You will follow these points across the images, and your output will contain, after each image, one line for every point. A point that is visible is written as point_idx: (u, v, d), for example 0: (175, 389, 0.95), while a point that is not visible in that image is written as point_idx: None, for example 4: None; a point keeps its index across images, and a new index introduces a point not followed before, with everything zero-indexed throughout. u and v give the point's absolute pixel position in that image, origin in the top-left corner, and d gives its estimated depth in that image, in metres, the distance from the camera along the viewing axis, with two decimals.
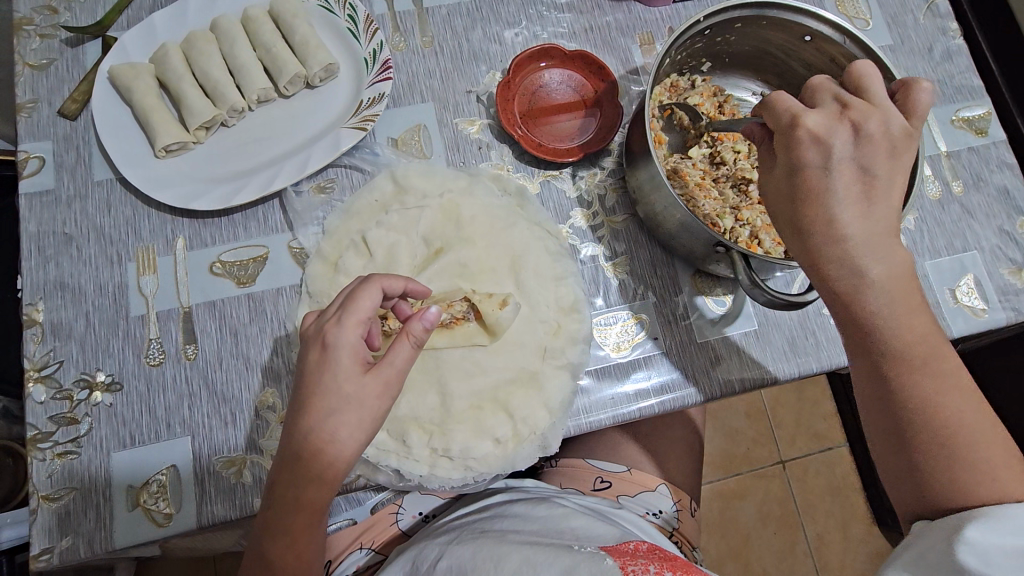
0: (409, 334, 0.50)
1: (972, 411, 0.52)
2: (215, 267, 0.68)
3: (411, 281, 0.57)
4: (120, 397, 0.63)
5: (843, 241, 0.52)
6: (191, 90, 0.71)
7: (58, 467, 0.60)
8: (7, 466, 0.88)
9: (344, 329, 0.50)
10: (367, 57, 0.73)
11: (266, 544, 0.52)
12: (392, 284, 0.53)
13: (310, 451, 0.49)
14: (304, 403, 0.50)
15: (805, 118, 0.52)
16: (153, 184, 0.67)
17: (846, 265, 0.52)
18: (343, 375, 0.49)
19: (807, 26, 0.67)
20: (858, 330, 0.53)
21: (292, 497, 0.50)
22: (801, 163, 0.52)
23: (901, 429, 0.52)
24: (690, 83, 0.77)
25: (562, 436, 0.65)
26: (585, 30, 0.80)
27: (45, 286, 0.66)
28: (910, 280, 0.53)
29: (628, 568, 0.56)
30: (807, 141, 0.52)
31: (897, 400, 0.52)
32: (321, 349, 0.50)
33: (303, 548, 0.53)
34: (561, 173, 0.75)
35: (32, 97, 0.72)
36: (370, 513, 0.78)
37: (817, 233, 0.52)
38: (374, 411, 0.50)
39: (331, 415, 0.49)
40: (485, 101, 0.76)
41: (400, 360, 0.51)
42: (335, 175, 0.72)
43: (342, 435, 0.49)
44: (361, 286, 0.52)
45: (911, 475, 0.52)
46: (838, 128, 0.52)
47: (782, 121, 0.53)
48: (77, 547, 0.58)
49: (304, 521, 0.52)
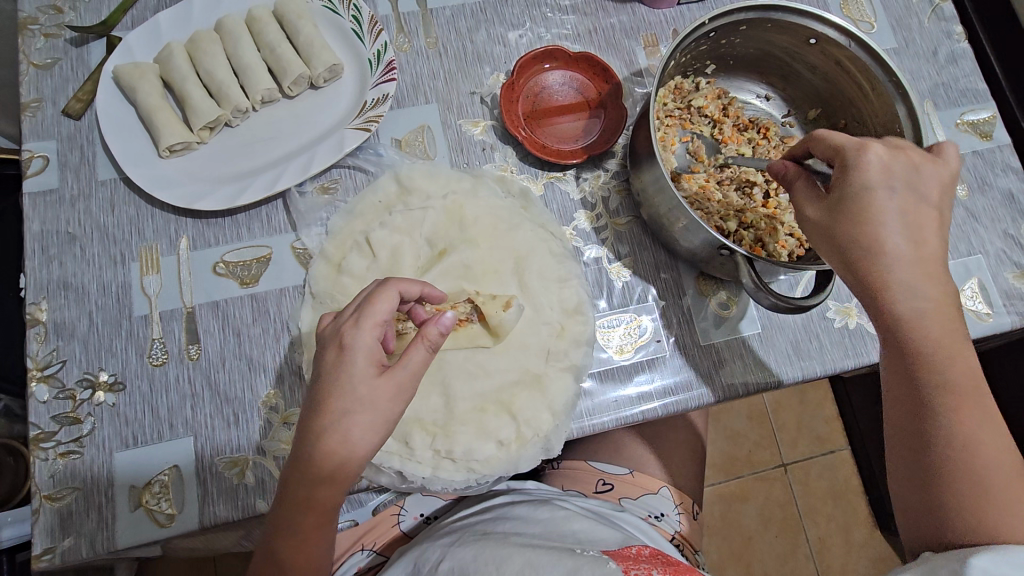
0: (426, 338, 0.51)
1: (1001, 450, 0.52)
2: (219, 267, 0.68)
3: (428, 285, 0.57)
4: (123, 397, 0.63)
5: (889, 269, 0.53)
6: (195, 90, 0.71)
7: (61, 467, 0.60)
8: (8, 464, 0.90)
9: (362, 331, 0.50)
10: (371, 57, 0.73)
11: (277, 545, 0.52)
12: (409, 288, 0.54)
13: (324, 450, 0.49)
14: (319, 403, 0.50)
15: (871, 147, 0.53)
16: (156, 183, 0.67)
17: (895, 296, 0.53)
18: (359, 376, 0.49)
19: (813, 29, 0.67)
20: (904, 358, 0.54)
21: (304, 497, 0.50)
22: (868, 185, 0.52)
23: (929, 461, 0.52)
24: (695, 84, 0.77)
25: (565, 437, 0.65)
26: (589, 32, 0.80)
27: (49, 285, 0.66)
28: (949, 313, 0.54)
29: (630, 571, 0.57)
30: (874, 167, 0.52)
31: (932, 435, 0.52)
32: (337, 351, 0.50)
33: (312, 549, 0.53)
34: (566, 174, 0.75)
35: (37, 96, 0.72)
36: (371, 514, 0.77)
37: (866, 262, 0.53)
38: (387, 413, 0.50)
39: (343, 417, 0.49)
40: (489, 103, 0.76)
41: (415, 363, 0.51)
42: (340, 176, 0.72)
43: (355, 436, 0.49)
44: (379, 288, 0.52)
45: (931, 508, 0.52)
46: (898, 160, 0.53)
47: (847, 145, 0.54)
48: (78, 547, 0.58)
49: (312, 523, 0.51)
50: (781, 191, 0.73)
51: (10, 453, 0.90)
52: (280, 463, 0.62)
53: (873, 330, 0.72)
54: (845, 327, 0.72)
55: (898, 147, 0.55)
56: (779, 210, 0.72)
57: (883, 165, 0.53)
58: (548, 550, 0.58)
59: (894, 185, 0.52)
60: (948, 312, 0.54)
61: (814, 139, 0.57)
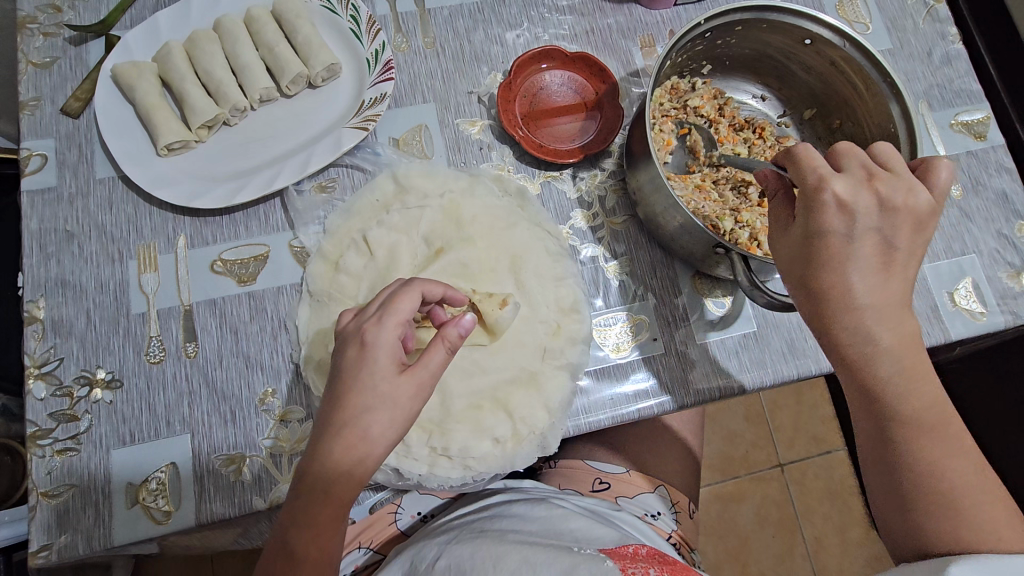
0: (446, 339, 0.51)
1: (972, 471, 0.52)
2: (216, 266, 0.68)
3: (450, 287, 0.57)
4: (121, 394, 0.63)
5: (852, 303, 0.51)
6: (193, 88, 0.71)
7: (58, 464, 0.60)
8: (6, 464, 0.90)
9: (385, 329, 0.51)
10: (369, 57, 0.73)
11: (291, 534, 0.51)
12: (432, 289, 0.54)
13: (345, 443, 0.50)
14: (339, 398, 0.50)
15: (833, 179, 0.50)
16: (154, 182, 0.68)
17: (849, 337, 0.52)
18: (382, 373, 0.50)
19: (807, 30, 0.67)
20: (865, 394, 0.53)
21: (322, 487, 0.50)
22: (827, 219, 0.51)
23: (904, 488, 0.53)
24: (691, 85, 0.77)
25: (562, 435, 0.65)
26: (586, 32, 0.81)
27: (47, 283, 0.66)
28: (911, 342, 0.53)
29: (628, 570, 0.59)
30: (832, 206, 0.50)
31: (903, 464, 0.53)
32: (359, 347, 0.50)
33: (327, 544, 0.51)
34: (562, 173, 0.75)
35: (36, 95, 0.72)
36: (368, 512, 0.78)
37: (827, 300, 0.52)
38: (407, 410, 0.51)
39: (364, 413, 0.49)
40: (487, 102, 0.77)
41: (435, 363, 0.51)
42: (337, 175, 0.72)
43: (375, 432, 0.50)
44: (403, 288, 0.52)
45: (908, 532, 0.53)
46: (863, 194, 0.50)
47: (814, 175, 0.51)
48: (74, 544, 0.58)
49: (332, 515, 0.50)
50: None
51: (9, 453, 0.90)
52: (277, 461, 0.62)
53: None
54: None
55: (864, 178, 0.51)
56: None
57: (841, 204, 0.50)
58: (545, 548, 0.60)
59: (859, 218, 0.50)
60: (905, 344, 0.52)
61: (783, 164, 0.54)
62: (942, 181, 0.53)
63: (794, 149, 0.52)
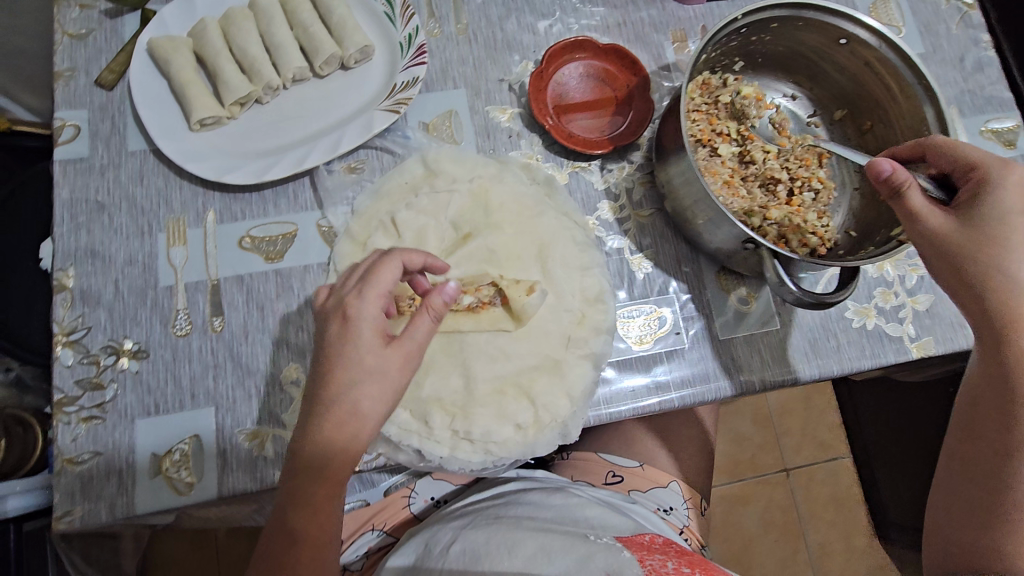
0: (430, 307, 0.53)
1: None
2: (244, 242, 0.68)
3: (431, 255, 0.60)
4: (147, 365, 0.63)
5: (1016, 295, 0.54)
6: (228, 65, 0.71)
7: (83, 431, 0.61)
8: (17, 434, 0.88)
9: (364, 302, 0.52)
10: (403, 41, 0.73)
11: (291, 514, 0.52)
12: (413, 258, 0.56)
13: (336, 421, 0.51)
14: (326, 374, 0.52)
15: (1014, 168, 0.54)
16: (186, 156, 0.68)
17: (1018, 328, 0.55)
18: (366, 345, 0.52)
19: (844, 29, 0.67)
20: (1004, 397, 0.56)
21: (319, 465, 0.51)
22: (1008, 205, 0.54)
23: (997, 505, 0.55)
24: (722, 81, 0.76)
25: (582, 424, 0.65)
26: (618, 24, 0.80)
27: (76, 253, 0.66)
28: None
29: (645, 560, 0.60)
30: (1014, 187, 0.54)
31: (1011, 481, 0.54)
32: (341, 321, 0.53)
33: (324, 522, 0.52)
34: (590, 165, 0.75)
35: (70, 66, 0.72)
36: (383, 495, 0.81)
37: (993, 291, 0.55)
38: (395, 380, 0.52)
39: (352, 387, 0.51)
40: (518, 91, 0.77)
41: (420, 332, 0.53)
42: (367, 157, 0.72)
43: (365, 406, 0.51)
44: (382, 260, 0.55)
45: (979, 543, 0.55)
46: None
47: (987, 159, 0.55)
48: (97, 511, 0.59)
49: (330, 493, 0.52)
50: (806, 189, 0.73)
51: (18, 424, 0.89)
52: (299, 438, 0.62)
53: (890, 332, 0.73)
54: (863, 327, 0.73)
55: None
56: (803, 208, 0.72)
57: (1021, 189, 0.54)
58: (562, 536, 0.61)
59: None
60: None
61: (939, 152, 0.58)
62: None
63: (949, 137, 0.58)
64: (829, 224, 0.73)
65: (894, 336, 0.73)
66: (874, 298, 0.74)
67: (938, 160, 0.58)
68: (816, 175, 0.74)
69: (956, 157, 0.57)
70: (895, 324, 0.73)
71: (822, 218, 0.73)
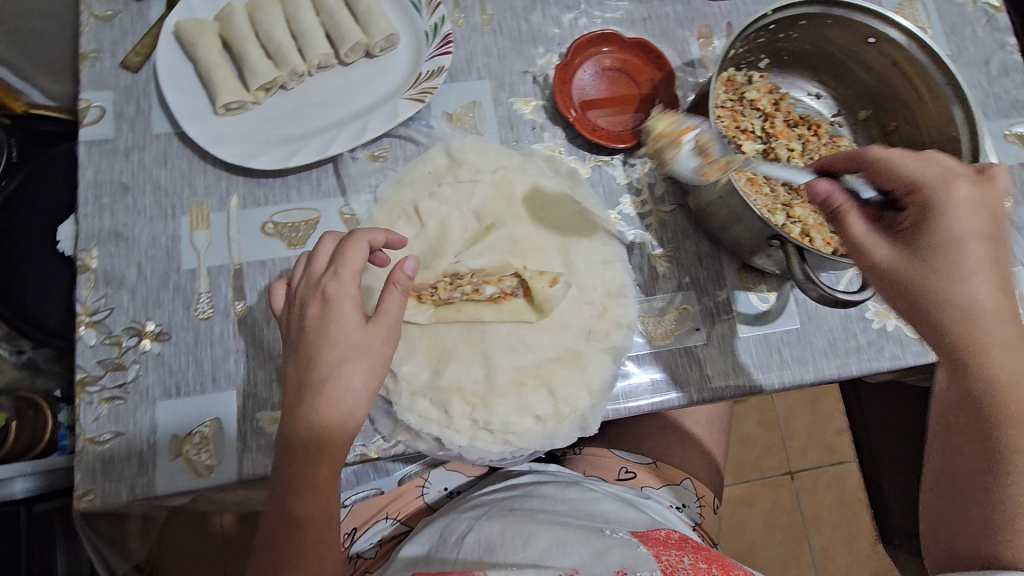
0: (397, 283, 0.57)
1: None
2: (267, 227, 0.68)
3: (392, 232, 0.62)
4: (168, 347, 0.64)
5: (976, 318, 0.51)
6: (253, 50, 0.71)
7: (105, 411, 0.61)
8: (28, 417, 0.90)
9: (342, 281, 0.56)
10: (428, 30, 0.73)
11: (293, 500, 0.54)
12: (376, 238, 0.59)
13: (329, 397, 0.54)
14: (312, 356, 0.55)
15: (956, 184, 0.52)
16: (212, 140, 0.68)
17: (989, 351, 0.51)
18: (349, 322, 0.55)
19: (873, 27, 0.66)
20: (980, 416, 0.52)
21: (314, 445, 0.54)
22: (959, 228, 0.51)
23: (990, 525, 0.50)
24: (747, 78, 0.76)
25: (602, 417, 0.65)
26: (643, 19, 0.80)
27: (100, 234, 0.66)
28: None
29: (661, 556, 0.59)
30: (960, 206, 0.51)
31: (999, 495, 0.51)
32: (321, 302, 0.56)
33: (324, 504, 0.55)
34: (613, 159, 0.75)
35: (96, 47, 0.72)
36: (396, 484, 0.83)
37: (956, 318, 0.51)
38: (380, 354, 0.56)
39: (340, 366, 0.54)
40: (542, 83, 0.76)
41: (393, 306, 0.57)
42: (390, 145, 0.72)
43: (355, 381, 0.55)
44: (348, 241, 0.58)
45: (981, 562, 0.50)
46: (982, 202, 0.52)
47: (929, 177, 0.53)
48: (117, 491, 0.59)
49: (330, 474, 0.55)
50: None
51: (30, 406, 0.91)
52: None
53: (910, 334, 0.73)
54: (883, 328, 0.73)
55: (985, 179, 0.53)
56: None
57: (968, 205, 0.51)
58: (576, 530, 0.61)
59: (988, 226, 0.51)
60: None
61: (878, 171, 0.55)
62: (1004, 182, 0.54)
63: (889, 154, 0.54)
64: None
65: (914, 338, 0.72)
66: None
67: (880, 179, 0.55)
68: None
69: (894, 178, 0.54)
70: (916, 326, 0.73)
71: None
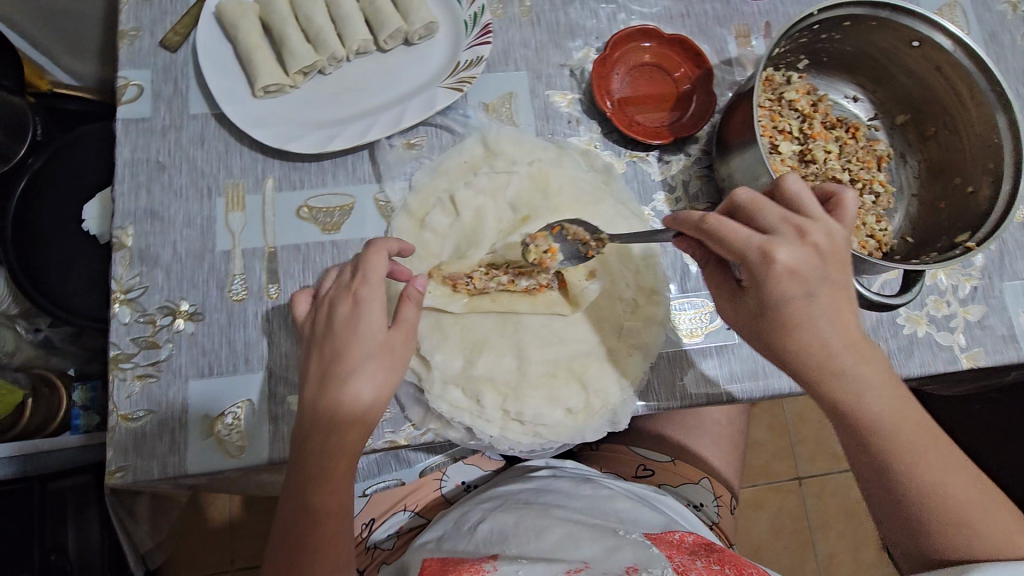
0: (411, 295, 0.58)
1: (973, 490, 0.54)
2: (301, 212, 0.68)
3: (406, 242, 0.62)
4: (202, 327, 0.64)
5: (817, 362, 0.53)
6: (293, 33, 0.70)
7: (138, 389, 0.61)
8: (43, 394, 0.92)
9: (372, 286, 0.56)
10: (467, 19, 0.73)
11: (311, 493, 0.53)
12: (392, 246, 0.59)
13: (351, 392, 0.54)
14: (339, 350, 0.55)
15: (777, 251, 0.51)
16: (250, 122, 0.68)
17: (832, 386, 0.54)
18: (375, 323, 0.55)
19: (916, 31, 0.66)
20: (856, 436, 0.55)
21: (332, 439, 0.54)
22: (783, 296, 0.52)
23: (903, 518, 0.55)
24: (786, 79, 0.75)
25: (632, 413, 0.64)
26: (681, 16, 0.80)
27: (136, 212, 0.66)
28: (888, 379, 0.55)
29: (675, 560, 0.58)
30: (784, 272, 0.52)
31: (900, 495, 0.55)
32: (351, 303, 0.55)
33: (341, 496, 0.54)
34: (648, 156, 0.74)
35: (135, 26, 0.72)
36: (417, 476, 0.81)
37: (805, 360, 0.54)
38: (401, 356, 0.57)
39: (365, 361, 0.54)
40: (579, 77, 0.76)
41: (411, 315, 0.58)
42: (426, 133, 0.72)
43: (374, 379, 0.55)
44: (369, 250, 0.57)
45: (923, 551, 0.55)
46: (812, 258, 0.52)
47: (751, 248, 0.52)
48: (149, 468, 0.59)
49: (347, 466, 0.54)
50: (867, 192, 0.74)
51: (45, 384, 0.93)
52: None
53: (941, 340, 0.72)
54: (914, 334, 0.72)
55: (801, 233, 0.52)
56: (862, 211, 0.72)
57: (791, 269, 0.52)
58: (591, 527, 0.61)
59: (811, 283, 0.52)
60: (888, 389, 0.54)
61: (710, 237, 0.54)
62: (802, 188, 0.54)
63: (717, 225, 0.53)
64: (886, 228, 0.72)
65: (945, 345, 0.72)
66: (926, 306, 0.74)
67: (715, 249, 0.55)
68: (877, 178, 0.74)
69: (727, 249, 0.53)
70: (947, 334, 0.73)
71: (879, 222, 0.72)
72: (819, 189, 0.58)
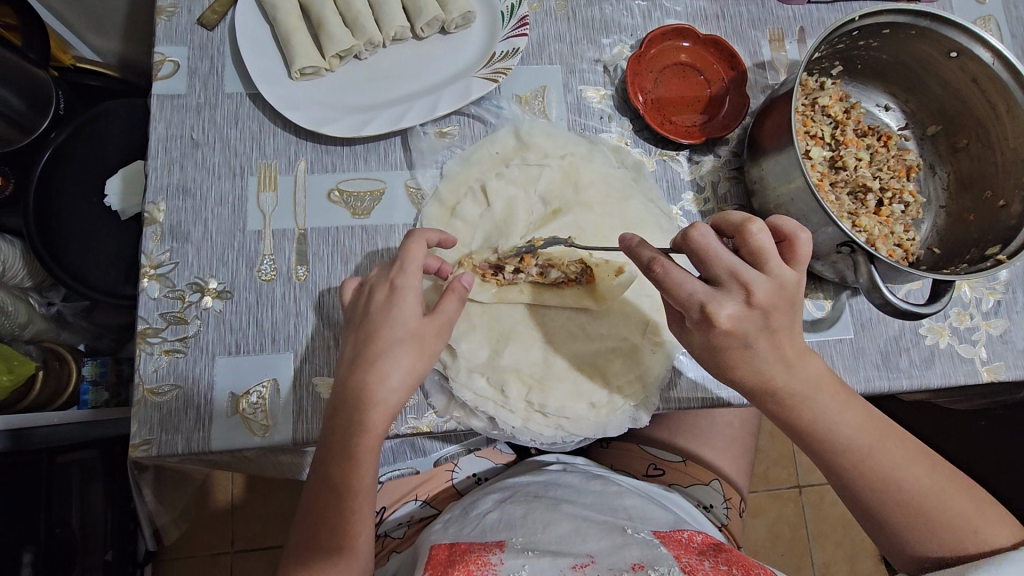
0: (455, 290, 0.58)
1: (950, 485, 0.56)
2: (333, 195, 0.68)
3: (446, 233, 0.63)
4: (230, 305, 0.64)
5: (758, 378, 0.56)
6: (332, 17, 0.70)
7: (165, 363, 0.61)
8: (53, 366, 0.91)
9: (408, 275, 0.56)
10: (504, 11, 0.73)
11: (332, 469, 0.54)
12: (430, 237, 0.60)
13: (376, 373, 0.54)
14: (371, 333, 0.55)
15: (721, 312, 0.52)
16: (286, 103, 0.68)
17: (767, 396, 0.56)
18: (408, 311, 0.55)
19: (957, 41, 0.66)
20: (807, 442, 0.58)
21: (354, 417, 0.54)
22: (719, 345, 0.54)
23: (874, 514, 0.57)
24: (820, 84, 0.75)
25: (652, 411, 0.64)
26: (716, 17, 0.80)
27: (168, 188, 0.67)
28: (831, 382, 0.57)
29: (682, 557, 0.58)
30: (724, 328, 0.53)
31: (861, 491, 0.56)
32: (388, 291, 0.56)
33: (362, 475, 0.54)
34: (678, 155, 0.74)
35: (174, 2, 0.72)
36: (433, 465, 0.82)
37: (744, 373, 0.56)
38: (430, 346, 0.56)
39: (394, 347, 0.54)
40: (612, 73, 0.76)
41: (450, 309, 0.57)
42: (458, 123, 0.72)
43: (401, 363, 0.54)
44: (409, 239, 0.58)
45: (907, 544, 0.56)
46: (751, 317, 0.53)
47: (695, 308, 0.53)
48: (172, 442, 0.59)
49: (370, 449, 0.54)
50: (897, 201, 0.73)
51: (55, 357, 0.92)
52: None
53: (963, 352, 0.72)
54: (936, 345, 0.72)
55: (751, 296, 0.52)
56: (890, 220, 0.73)
57: (732, 327, 0.53)
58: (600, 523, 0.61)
59: (747, 336, 0.54)
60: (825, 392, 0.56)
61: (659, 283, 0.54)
62: (766, 241, 0.52)
63: (669, 280, 0.53)
64: (915, 239, 0.72)
65: (966, 357, 0.72)
66: (949, 318, 0.74)
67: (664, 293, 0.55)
68: (908, 188, 0.74)
69: (674, 298, 0.54)
70: (969, 346, 0.73)
71: (908, 232, 0.72)
72: (777, 225, 0.56)
